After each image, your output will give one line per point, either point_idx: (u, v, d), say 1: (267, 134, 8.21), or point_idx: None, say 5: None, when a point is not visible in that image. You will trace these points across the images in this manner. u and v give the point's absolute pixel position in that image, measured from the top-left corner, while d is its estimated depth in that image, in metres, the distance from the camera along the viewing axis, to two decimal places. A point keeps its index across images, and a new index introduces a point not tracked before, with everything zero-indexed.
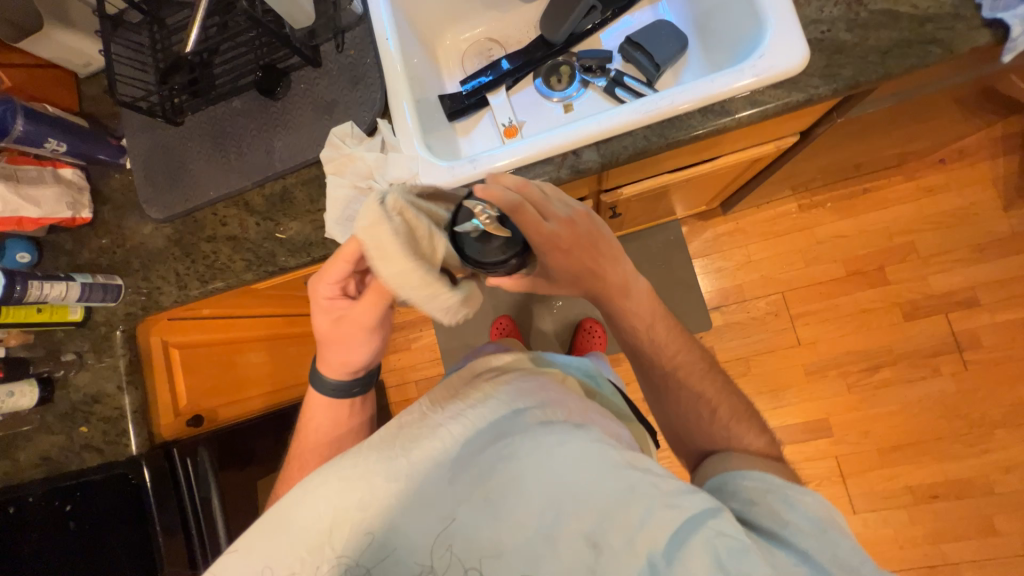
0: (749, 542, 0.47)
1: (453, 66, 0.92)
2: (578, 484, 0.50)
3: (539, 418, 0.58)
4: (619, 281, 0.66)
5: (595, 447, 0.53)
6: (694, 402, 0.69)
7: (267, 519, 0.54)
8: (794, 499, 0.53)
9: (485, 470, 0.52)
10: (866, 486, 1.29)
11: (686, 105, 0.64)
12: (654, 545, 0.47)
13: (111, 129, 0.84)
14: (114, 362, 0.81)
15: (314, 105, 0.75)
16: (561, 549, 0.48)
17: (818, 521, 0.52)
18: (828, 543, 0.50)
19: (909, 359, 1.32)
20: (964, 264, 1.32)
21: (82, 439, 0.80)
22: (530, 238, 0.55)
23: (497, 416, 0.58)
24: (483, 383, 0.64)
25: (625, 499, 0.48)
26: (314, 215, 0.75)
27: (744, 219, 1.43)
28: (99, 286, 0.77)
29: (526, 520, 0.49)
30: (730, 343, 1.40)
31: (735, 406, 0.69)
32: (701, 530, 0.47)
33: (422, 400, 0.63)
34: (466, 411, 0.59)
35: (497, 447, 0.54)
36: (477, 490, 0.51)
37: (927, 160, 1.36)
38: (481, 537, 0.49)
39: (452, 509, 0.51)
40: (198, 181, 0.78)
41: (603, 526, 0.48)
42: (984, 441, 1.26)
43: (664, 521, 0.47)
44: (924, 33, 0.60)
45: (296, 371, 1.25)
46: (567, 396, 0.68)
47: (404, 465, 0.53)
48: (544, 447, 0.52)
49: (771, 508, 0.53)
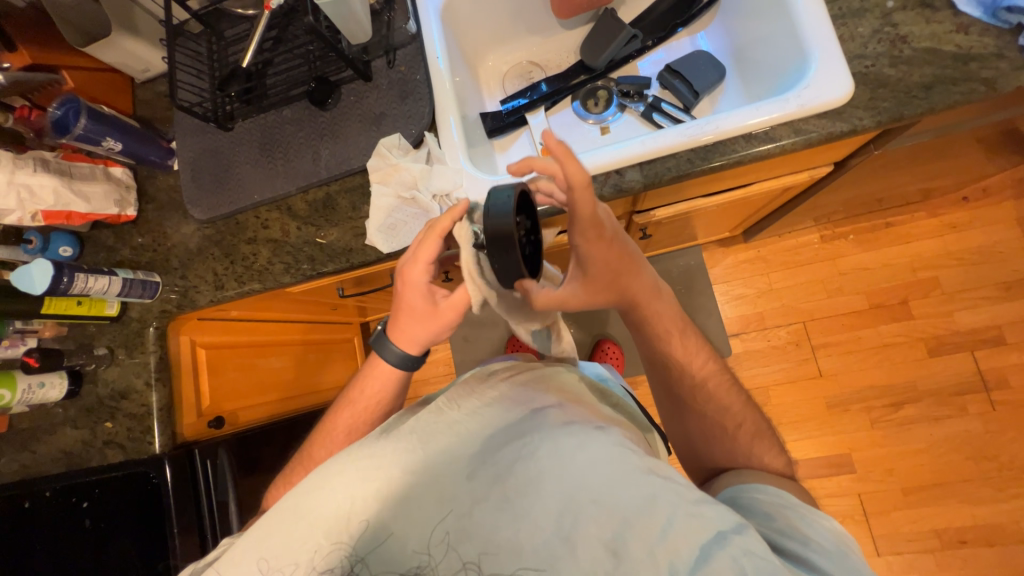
0: (777, 562, 0.47)
1: (494, 87, 0.95)
2: (597, 488, 0.50)
3: (560, 418, 0.58)
4: (645, 286, 0.67)
5: (615, 452, 0.53)
6: (719, 419, 0.69)
7: (279, 505, 0.54)
8: (812, 518, 0.53)
9: (503, 470, 0.53)
10: (890, 527, 1.24)
11: (731, 130, 0.66)
12: (676, 558, 0.47)
13: (163, 132, 0.87)
14: (144, 359, 0.82)
15: (363, 117, 0.78)
16: (579, 553, 0.48)
17: (836, 542, 0.51)
18: (848, 565, 0.49)
19: (935, 396, 1.29)
20: (990, 302, 1.31)
21: (106, 434, 0.80)
22: (583, 222, 0.55)
23: (513, 416, 0.59)
24: (498, 382, 0.65)
25: (646, 507, 0.49)
26: (355, 222, 0.76)
27: (765, 248, 1.43)
28: (138, 282, 0.78)
29: (543, 521, 0.50)
30: (750, 371, 1.38)
31: (758, 426, 0.69)
32: (726, 548, 0.47)
33: (438, 394, 0.64)
34: (483, 411, 0.60)
35: (513, 446, 0.55)
36: (494, 489, 0.52)
37: (950, 197, 1.37)
38: (497, 536, 0.50)
39: (467, 506, 0.52)
40: (244, 184, 0.80)
41: (624, 534, 0.48)
42: (1014, 485, 1.22)
43: (688, 533, 0.47)
44: (968, 71, 0.62)
45: (315, 378, 1.24)
46: (586, 399, 0.68)
47: (423, 457, 0.55)
48: (564, 448, 0.53)
49: (790, 523, 0.53)
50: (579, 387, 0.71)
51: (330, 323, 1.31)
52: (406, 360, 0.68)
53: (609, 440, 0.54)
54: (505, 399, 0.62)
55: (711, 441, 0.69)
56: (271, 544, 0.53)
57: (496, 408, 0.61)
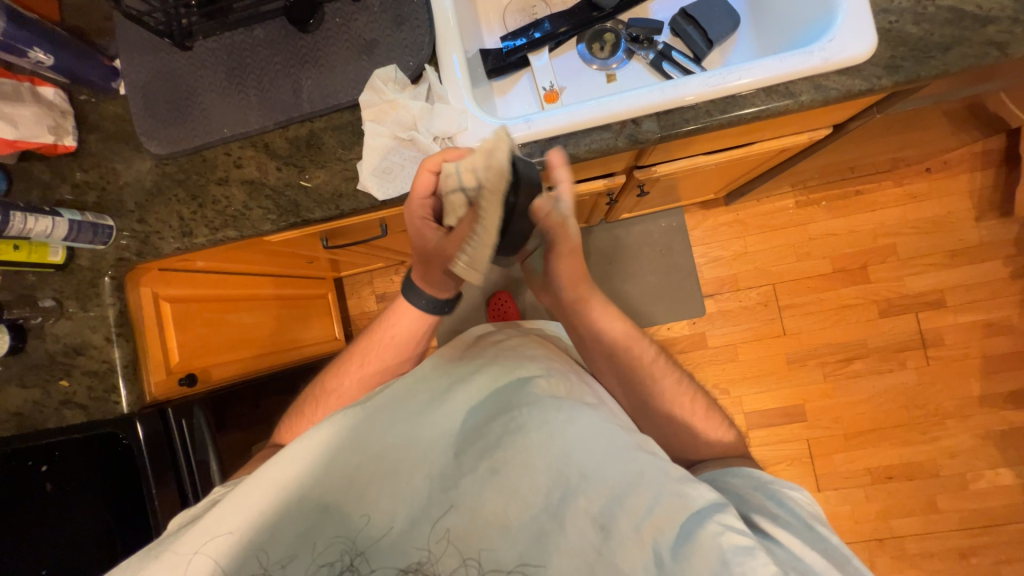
0: (755, 540, 0.46)
1: (493, 21, 0.87)
2: (586, 463, 0.51)
3: (547, 390, 0.59)
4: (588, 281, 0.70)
5: (603, 427, 0.54)
6: (671, 396, 0.69)
7: (259, 475, 0.51)
8: (780, 495, 0.56)
9: (492, 441, 0.54)
10: (831, 467, 1.39)
11: (751, 81, 0.64)
12: (660, 536, 0.47)
13: (100, 46, 0.73)
14: (102, 313, 0.73)
15: (351, 43, 0.69)
16: (568, 528, 0.49)
17: (806, 517, 0.54)
18: (817, 539, 0.51)
19: (880, 352, 1.42)
20: (937, 268, 1.43)
21: (61, 394, 0.71)
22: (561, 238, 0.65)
23: (502, 388, 0.60)
24: (484, 352, 0.66)
25: (634, 483, 0.50)
26: (345, 166, 0.69)
27: (744, 211, 1.47)
28: (88, 226, 0.69)
29: (532, 497, 0.50)
30: (721, 330, 1.46)
31: (705, 402, 0.70)
32: (707, 526, 0.47)
33: (426, 361, 0.64)
34: (471, 384, 0.60)
35: (503, 420, 0.55)
36: (483, 462, 0.53)
37: (915, 168, 1.45)
38: (484, 509, 0.50)
39: (456, 479, 0.52)
40: (209, 115, 0.71)
41: (612, 510, 0.49)
42: (935, 429, 1.39)
43: (672, 510, 0.48)
44: (985, 34, 0.62)
45: (294, 335, 1.18)
46: (574, 368, 0.68)
47: (411, 428, 0.55)
48: (553, 421, 0.54)
49: (762, 503, 0.56)
50: (566, 358, 0.71)
51: (304, 279, 1.23)
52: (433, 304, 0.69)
53: (597, 415, 0.56)
54: (492, 368, 0.62)
55: (674, 409, 0.69)
56: (254, 522, 0.49)
57: (483, 379, 0.61)
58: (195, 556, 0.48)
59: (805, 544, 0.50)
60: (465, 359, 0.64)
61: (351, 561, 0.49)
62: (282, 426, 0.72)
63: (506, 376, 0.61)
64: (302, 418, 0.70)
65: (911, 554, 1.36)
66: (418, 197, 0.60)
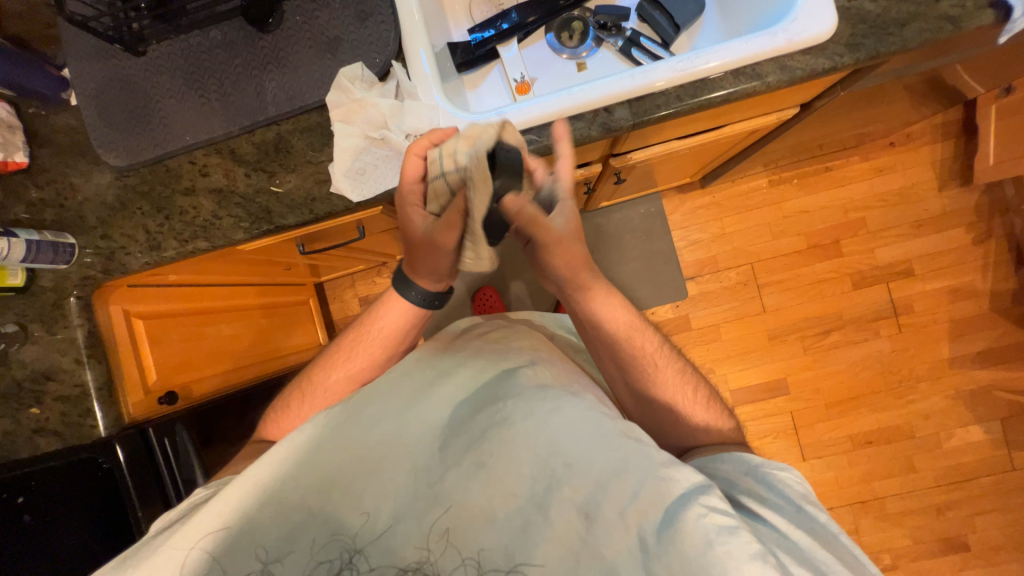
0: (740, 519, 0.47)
1: (460, 13, 0.85)
2: (571, 452, 0.51)
3: (533, 380, 0.59)
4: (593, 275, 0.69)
5: (587, 415, 0.55)
6: (671, 386, 0.69)
7: (240, 478, 0.51)
8: (771, 477, 0.57)
9: (478, 434, 0.54)
10: (815, 437, 1.44)
11: (719, 64, 0.64)
12: (644, 521, 0.48)
13: (47, 56, 0.70)
14: (69, 335, 0.69)
15: (314, 42, 0.67)
16: (555, 518, 0.49)
17: (797, 497, 0.55)
18: (806, 519, 0.53)
19: (855, 323, 1.47)
20: (905, 238, 1.48)
21: (33, 422, 0.68)
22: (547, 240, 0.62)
23: (485, 381, 0.60)
24: (467, 347, 0.66)
25: (619, 470, 0.50)
26: (317, 169, 0.68)
27: (720, 193, 1.50)
28: (48, 245, 0.65)
29: (518, 488, 0.50)
30: (703, 311, 1.48)
31: (704, 391, 0.71)
32: (690, 508, 0.47)
33: (411, 355, 0.64)
34: (455, 376, 0.60)
35: (488, 412, 0.56)
36: (469, 454, 0.53)
37: (880, 143, 1.49)
38: (472, 503, 0.50)
39: (441, 473, 0.52)
40: (170, 123, 0.68)
41: (598, 497, 0.49)
42: (909, 393, 1.45)
43: (656, 496, 0.49)
44: (940, 10, 0.64)
45: (278, 342, 1.17)
46: (562, 359, 0.69)
47: (397, 425, 0.55)
48: (538, 412, 0.54)
49: (753, 488, 0.57)
50: (554, 348, 0.71)
51: (283, 285, 1.21)
52: (427, 301, 0.71)
53: (581, 404, 0.56)
54: (477, 362, 0.62)
55: (673, 399, 0.69)
56: (238, 521, 0.49)
57: (468, 371, 0.61)
58: (192, 550, 0.48)
59: (789, 522, 0.52)
60: (449, 353, 0.65)
61: (350, 559, 0.49)
62: (268, 421, 0.71)
63: (491, 368, 0.61)
64: (289, 414, 0.69)
65: (892, 513, 1.42)
66: (408, 184, 0.60)
